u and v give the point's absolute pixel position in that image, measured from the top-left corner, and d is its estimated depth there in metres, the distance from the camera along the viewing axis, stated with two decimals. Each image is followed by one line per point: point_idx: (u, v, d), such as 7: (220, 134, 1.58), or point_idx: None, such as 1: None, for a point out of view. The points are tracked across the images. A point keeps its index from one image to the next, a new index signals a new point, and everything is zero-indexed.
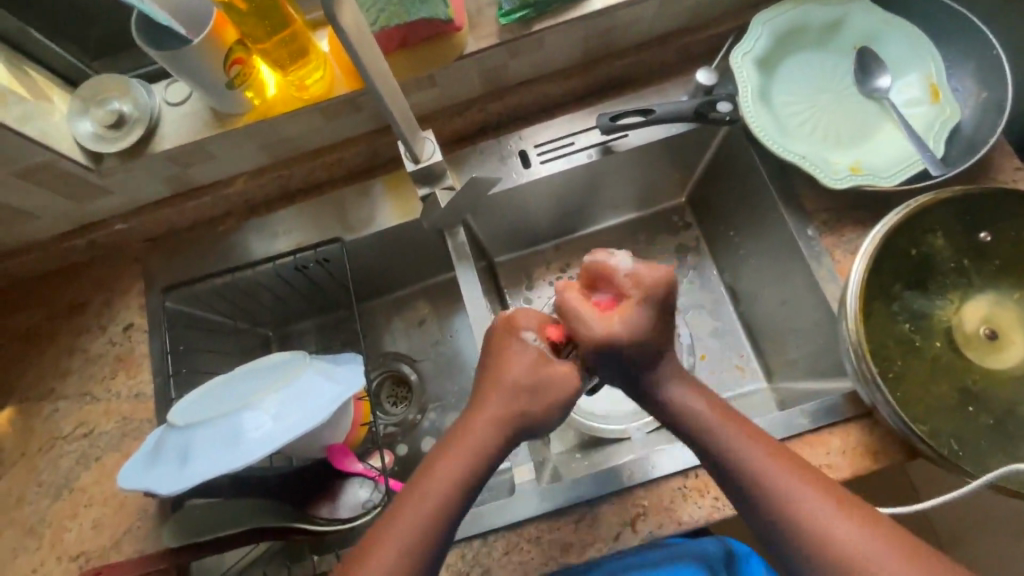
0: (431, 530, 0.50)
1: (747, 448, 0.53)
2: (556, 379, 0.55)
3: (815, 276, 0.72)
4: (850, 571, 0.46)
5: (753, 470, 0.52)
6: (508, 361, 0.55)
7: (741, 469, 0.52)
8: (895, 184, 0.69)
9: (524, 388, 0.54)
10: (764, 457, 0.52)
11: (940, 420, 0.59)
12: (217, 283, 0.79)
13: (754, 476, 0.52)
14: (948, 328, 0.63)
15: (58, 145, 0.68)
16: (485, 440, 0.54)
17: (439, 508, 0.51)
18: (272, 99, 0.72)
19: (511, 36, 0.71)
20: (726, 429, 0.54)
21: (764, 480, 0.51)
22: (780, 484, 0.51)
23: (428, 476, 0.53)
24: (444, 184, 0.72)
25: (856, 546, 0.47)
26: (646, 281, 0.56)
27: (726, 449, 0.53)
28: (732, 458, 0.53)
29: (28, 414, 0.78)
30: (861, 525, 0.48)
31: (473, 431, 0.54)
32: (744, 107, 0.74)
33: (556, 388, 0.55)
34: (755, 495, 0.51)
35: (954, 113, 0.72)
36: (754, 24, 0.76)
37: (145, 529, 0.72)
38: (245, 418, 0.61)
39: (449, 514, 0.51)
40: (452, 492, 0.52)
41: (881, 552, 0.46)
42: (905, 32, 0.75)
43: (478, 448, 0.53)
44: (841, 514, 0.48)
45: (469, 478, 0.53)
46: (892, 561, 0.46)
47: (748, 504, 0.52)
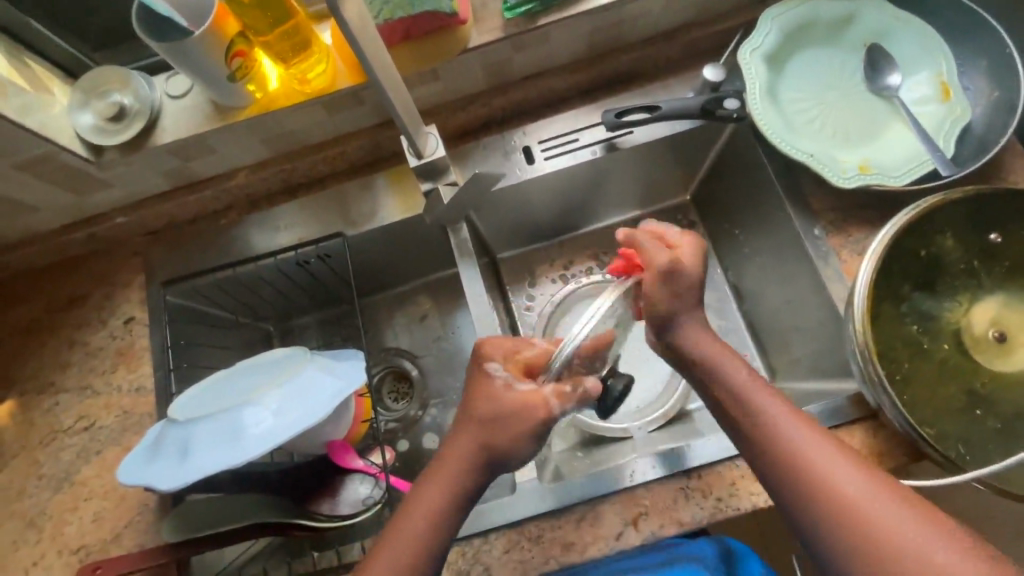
0: (428, 539, 0.56)
1: (775, 412, 0.54)
2: (527, 407, 0.57)
3: (822, 276, 0.72)
4: (864, 528, 0.47)
5: (774, 429, 0.54)
6: (476, 396, 0.59)
7: (762, 429, 0.54)
8: (903, 183, 0.69)
9: (499, 417, 0.57)
10: (786, 417, 0.54)
11: (947, 423, 0.58)
12: (219, 277, 0.79)
13: (779, 440, 0.53)
14: (956, 330, 0.62)
15: (58, 138, 0.67)
16: (465, 461, 0.57)
17: (434, 522, 0.56)
18: (274, 92, 0.71)
19: (517, 30, 0.70)
20: (751, 392, 0.56)
21: (789, 443, 0.52)
22: (806, 447, 0.52)
23: (424, 494, 0.58)
24: (446, 180, 0.72)
25: (869, 507, 0.48)
26: (690, 242, 0.63)
27: (750, 409, 0.55)
28: (754, 416, 0.55)
29: (29, 407, 0.77)
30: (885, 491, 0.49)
31: (458, 452, 0.58)
32: (752, 104, 0.73)
33: (526, 414, 0.57)
34: (774, 453, 0.53)
35: (964, 112, 0.71)
36: (763, 19, 0.74)
37: (145, 523, 0.72)
38: (246, 414, 0.61)
39: (446, 524, 0.57)
40: (445, 507, 0.57)
41: (896, 512, 0.47)
42: (916, 30, 0.74)
43: (470, 467, 0.58)
44: (863, 479, 0.49)
45: (463, 494, 0.58)
46: (906, 520, 0.47)
47: (769, 468, 0.53)
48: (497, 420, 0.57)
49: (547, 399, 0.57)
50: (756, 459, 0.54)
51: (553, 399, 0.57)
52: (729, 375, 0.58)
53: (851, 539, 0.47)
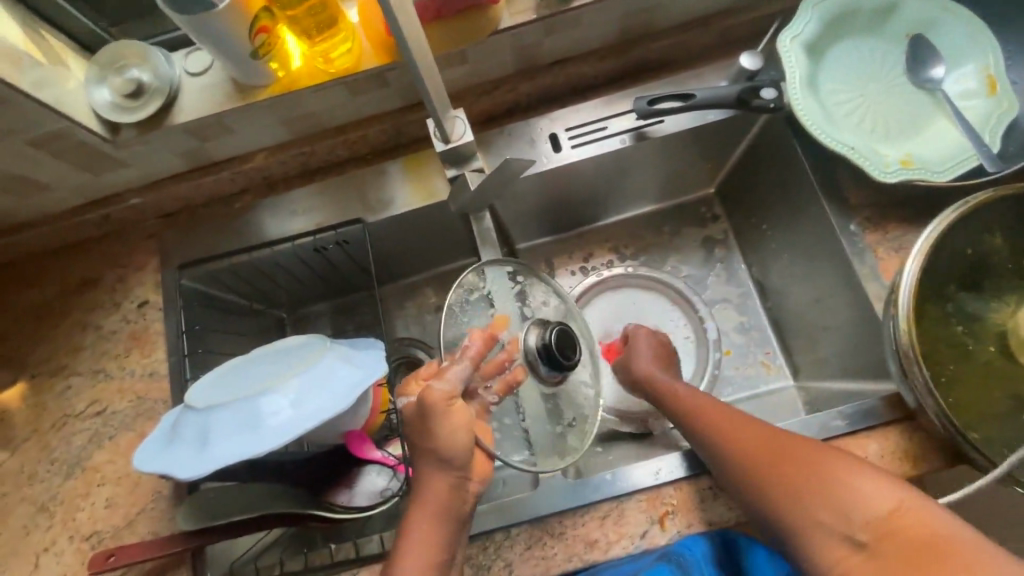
0: (432, 565, 0.55)
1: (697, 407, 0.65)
2: (435, 419, 0.56)
3: (858, 274, 0.69)
4: (797, 494, 0.53)
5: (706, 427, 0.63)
6: (415, 425, 0.58)
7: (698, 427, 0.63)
8: (947, 180, 0.67)
9: (441, 450, 0.56)
10: (714, 416, 0.63)
11: (994, 429, 0.57)
12: (235, 261, 0.77)
13: (702, 425, 0.63)
14: (1001, 332, 0.61)
15: (75, 114, 0.65)
16: (434, 476, 0.57)
17: (431, 550, 0.56)
18: (296, 71, 0.69)
19: (550, 11, 0.67)
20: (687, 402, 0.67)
21: (706, 425, 0.63)
22: (721, 427, 0.61)
23: (411, 529, 0.56)
24: (473, 166, 0.69)
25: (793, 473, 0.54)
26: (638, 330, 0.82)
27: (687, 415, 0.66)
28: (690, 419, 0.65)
29: (40, 390, 0.76)
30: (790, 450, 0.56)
31: (431, 486, 0.57)
32: (791, 94, 0.70)
33: (442, 426, 0.56)
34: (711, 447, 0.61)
35: (1011, 106, 0.68)
36: (805, 6, 0.72)
37: (159, 511, 0.70)
38: (263, 403, 0.59)
39: (442, 549, 0.56)
40: (438, 533, 0.56)
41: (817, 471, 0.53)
42: (963, 19, 0.71)
43: (451, 497, 0.57)
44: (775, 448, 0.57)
45: (452, 516, 0.57)
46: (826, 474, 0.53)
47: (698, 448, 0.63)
48: (443, 454, 0.56)
49: (429, 385, 0.56)
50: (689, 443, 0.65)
51: (440, 381, 0.56)
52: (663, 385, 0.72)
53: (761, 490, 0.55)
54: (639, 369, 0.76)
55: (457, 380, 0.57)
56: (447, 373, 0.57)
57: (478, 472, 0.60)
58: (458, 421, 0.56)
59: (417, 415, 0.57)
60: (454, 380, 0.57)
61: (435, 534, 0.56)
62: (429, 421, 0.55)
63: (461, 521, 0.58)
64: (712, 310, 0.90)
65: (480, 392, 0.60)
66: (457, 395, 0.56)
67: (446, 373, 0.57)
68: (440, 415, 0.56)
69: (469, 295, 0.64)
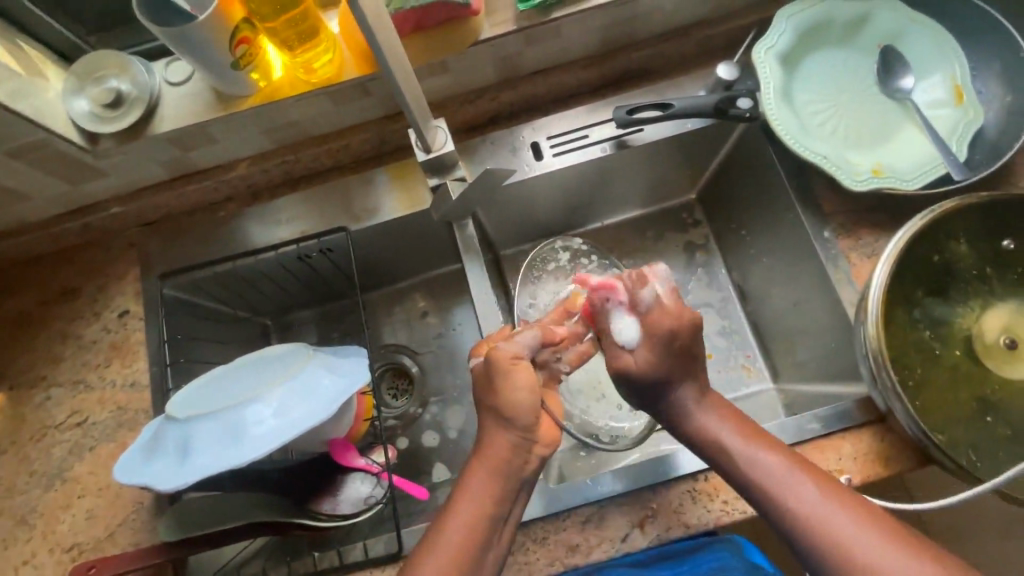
0: (475, 532, 0.54)
1: (764, 458, 0.55)
2: (500, 377, 0.58)
3: (832, 280, 0.71)
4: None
5: (757, 472, 0.55)
6: (494, 388, 0.58)
7: (748, 473, 0.55)
8: (916, 188, 0.69)
9: (504, 408, 0.57)
10: (770, 461, 0.55)
11: (958, 431, 0.59)
12: (218, 270, 0.77)
13: (772, 480, 0.54)
14: (966, 336, 0.63)
15: (53, 124, 0.65)
16: (501, 448, 0.57)
17: (475, 518, 0.54)
18: (278, 81, 0.69)
19: (529, 22, 0.68)
20: (737, 437, 0.57)
21: (764, 472, 0.54)
22: (795, 490, 0.53)
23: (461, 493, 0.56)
24: (455, 175, 0.71)
25: (862, 552, 0.48)
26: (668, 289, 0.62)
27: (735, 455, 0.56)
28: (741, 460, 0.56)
29: (19, 401, 0.75)
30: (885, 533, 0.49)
31: (483, 465, 0.57)
32: (766, 104, 0.72)
33: (507, 386, 0.57)
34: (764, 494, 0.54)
35: (977, 115, 0.70)
36: (778, 18, 0.73)
37: (141, 522, 0.70)
38: (247, 412, 0.60)
39: (491, 512, 0.55)
40: (489, 497, 0.55)
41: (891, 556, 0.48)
42: (930, 30, 0.74)
43: (495, 464, 0.56)
44: (864, 528, 0.50)
45: (513, 476, 0.57)
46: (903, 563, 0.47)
47: (762, 506, 0.54)
48: (506, 414, 0.57)
49: (496, 346, 0.60)
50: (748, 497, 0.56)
51: (506, 344, 0.61)
52: (706, 421, 0.59)
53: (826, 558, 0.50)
54: (672, 385, 0.60)
55: (524, 345, 0.61)
56: (516, 339, 0.62)
57: (544, 435, 0.59)
58: (525, 381, 0.58)
59: (483, 375, 0.60)
60: (520, 345, 0.61)
61: (488, 491, 0.56)
62: (496, 379, 0.58)
63: (516, 487, 0.57)
64: None
65: (552, 361, 0.66)
66: (522, 356, 0.60)
67: (514, 341, 0.61)
68: (506, 372, 0.58)
69: (534, 267, 0.86)
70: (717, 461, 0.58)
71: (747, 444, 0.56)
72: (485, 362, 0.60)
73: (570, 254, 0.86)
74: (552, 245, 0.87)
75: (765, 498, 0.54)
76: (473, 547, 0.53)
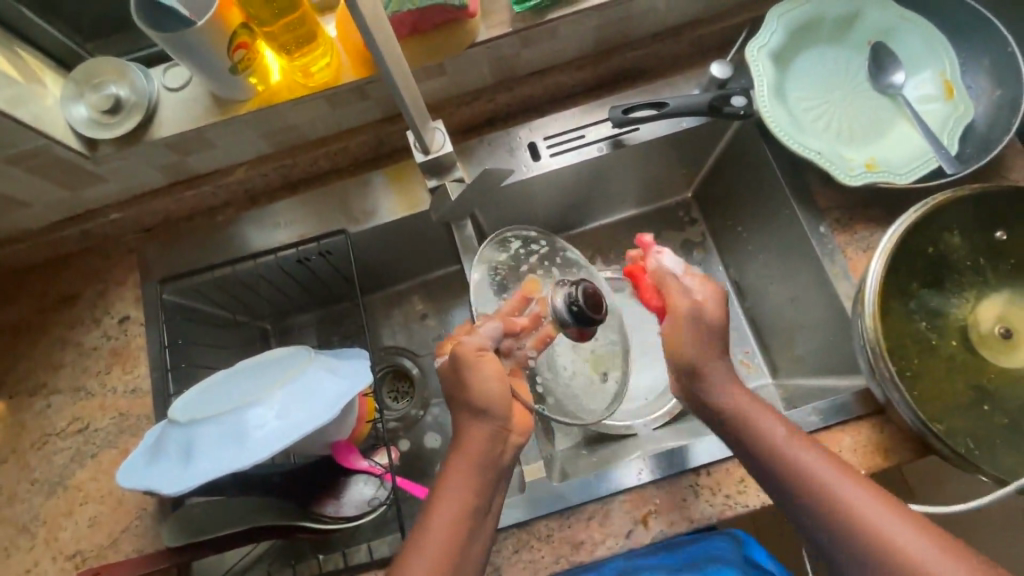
0: (459, 532, 0.54)
1: (801, 453, 0.56)
2: (471, 368, 0.58)
3: (828, 273, 0.72)
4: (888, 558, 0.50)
5: (783, 459, 0.56)
6: (473, 384, 0.57)
7: (774, 461, 0.56)
8: (909, 181, 0.70)
9: (497, 403, 0.57)
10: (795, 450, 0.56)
11: (956, 420, 0.60)
12: (218, 275, 0.77)
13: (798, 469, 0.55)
14: (962, 327, 0.64)
15: (52, 131, 0.65)
16: (480, 443, 0.57)
17: (456, 518, 0.54)
18: (275, 85, 0.70)
19: (525, 24, 0.69)
20: (767, 427, 0.58)
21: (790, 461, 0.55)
22: (832, 484, 0.53)
23: (442, 486, 0.56)
24: (453, 176, 0.72)
25: (887, 535, 0.50)
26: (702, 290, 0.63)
27: (763, 444, 0.57)
28: (768, 449, 0.57)
29: (19, 409, 0.75)
30: (919, 528, 0.50)
31: (460, 462, 0.56)
32: (760, 102, 0.73)
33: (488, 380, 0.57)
34: (788, 482, 0.55)
35: (968, 110, 0.71)
36: (770, 17, 0.74)
37: (144, 527, 0.70)
38: (250, 415, 0.59)
39: (475, 507, 0.55)
40: (472, 493, 0.55)
41: (913, 540, 0.50)
42: (919, 27, 0.75)
43: (486, 463, 0.56)
44: (887, 513, 0.51)
45: (491, 466, 0.57)
46: (923, 546, 0.49)
47: (781, 487, 0.56)
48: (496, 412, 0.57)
49: (460, 339, 0.60)
50: (780, 493, 0.56)
51: (469, 337, 0.60)
52: (745, 412, 0.59)
53: (850, 539, 0.51)
54: (710, 370, 0.60)
55: (489, 336, 0.61)
56: (480, 330, 0.62)
57: (518, 424, 0.60)
58: (494, 370, 0.58)
59: (449, 370, 0.59)
60: (484, 335, 0.61)
61: (465, 487, 0.55)
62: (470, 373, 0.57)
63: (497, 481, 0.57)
64: None
65: (515, 350, 0.65)
66: (486, 347, 0.60)
67: (478, 334, 0.61)
68: (473, 363, 0.58)
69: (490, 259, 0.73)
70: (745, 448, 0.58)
71: (772, 430, 0.57)
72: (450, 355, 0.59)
73: (522, 244, 0.75)
74: (502, 237, 0.74)
75: (804, 493, 0.54)
76: (456, 546, 0.53)
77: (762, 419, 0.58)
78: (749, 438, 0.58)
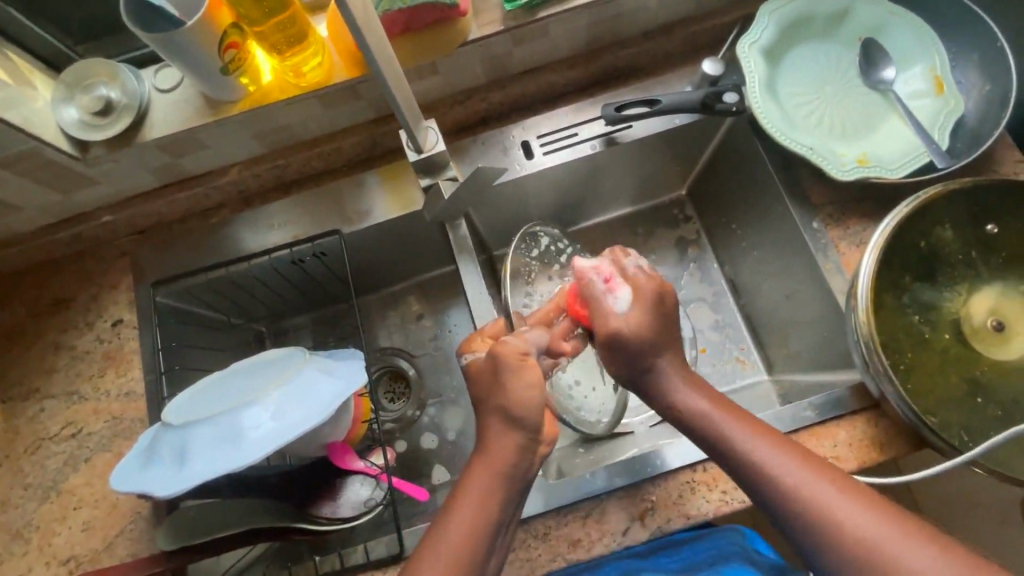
0: (477, 541, 0.52)
1: (758, 446, 0.54)
2: (511, 374, 0.56)
3: (822, 268, 0.72)
4: (855, 550, 0.48)
5: (745, 454, 0.54)
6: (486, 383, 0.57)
7: (736, 456, 0.55)
8: (901, 176, 0.70)
9: (498, 398, 0.57)
10: (756, 444, 0.54)
11: (949, 412, 0.60)
12: (211, 277, 0.76)
13: (760, 462, 0.53)
14: (955, 320, 0.64)
15: (42, 133, 0.65)
16: (507, 453, 0.55)
17: (477, 520, 0.53)
18: (267, 85, 0.70)
19: (517, 22, 0.69)
20: (726, 421, 0.56)
21: (752, 454, 0.54)
22: (787, 476, 0.52)
23: (464, 491, 0.55)
24: (446, 175, 0.71)
25: (854, 526, 0.48)
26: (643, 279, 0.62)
27: (724, 439, 0.55)
28: (730, 443, 0.55)
29: (12, 414, 0.74)
30: (881, 514, 0.49)
31: (481, 473, 0.55)
32: (752, 98, 0.73)
33: (516, 387, 0.55)
34: (753, 476, 0.53)
35: (958, 105, 0.72)
36: (761, 14, 0.75)
37: (139, 531, 0.69)
38: (245, 416, 0.59)
39: (497, 517, 0.54)
40: (493, 495, 0.54)
41: (880, 530, 0.48)
42: (909, 23, 0.75)
43: (481, 464, 0.55)
44: (852, 503, 0.50)
45: (517, 482, 0.55)
46: (890, 536, 0.47)
47: (747, 482, 0.54)
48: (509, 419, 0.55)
49: (504, 341, 0.58)
50: (743, 486, 0.55)
51: (512, 339, 0.58)
52: (701, 407, 0.58)
53: (818, 532, 0.49)
54: (659, 359, 0.60)
55: (532, 342, 0.59)
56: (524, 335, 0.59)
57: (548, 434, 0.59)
58: (532, 380, 0.56)
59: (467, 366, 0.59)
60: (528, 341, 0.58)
61: (487, 495, 0.54)
62: (494, 371, 0.57)
63: (520, 490, 0.56)
64: (689, 309, 0.91)
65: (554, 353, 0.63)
66: (529, 352, 0.58)
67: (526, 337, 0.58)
68: (516, 369, 0.56)
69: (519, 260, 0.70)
70: (708, 441, 0.57)
71: (732, 425, 0.56)
72: (491, 353, 0.57)
73: (550, 240, 0.74)
74: (532, 231, 0.72)
75: (763, 487, 0.53)
76: (474, 545, 0.52)
77: (718, 414, 0.57)
78: (705, 431, 0.57)
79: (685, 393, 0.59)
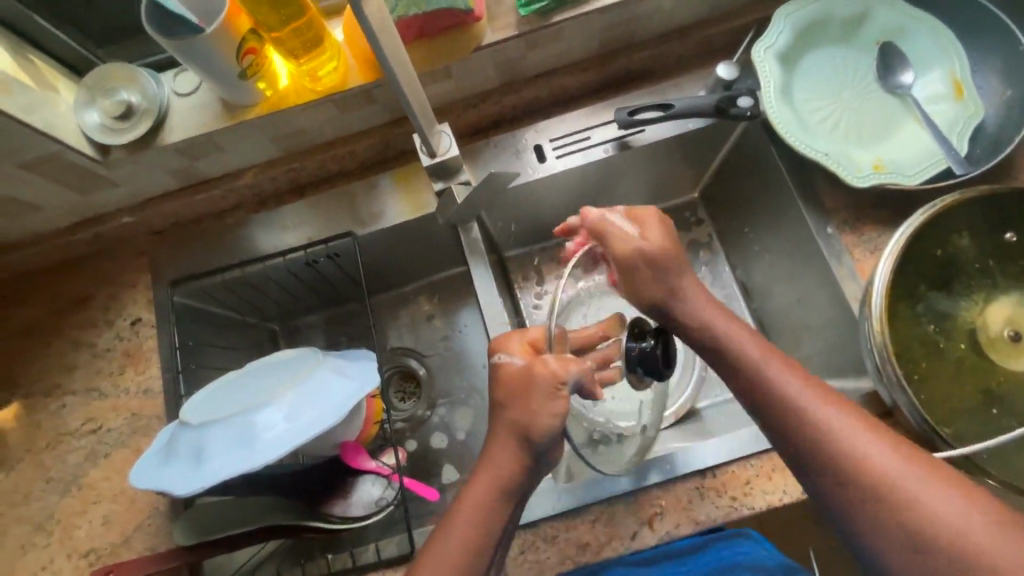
0: (477, 543, 0.54)
1: (787, 380, 0.54)
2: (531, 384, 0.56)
3: (835, 275, 0.71)
4: (872, 480, 0.48)
5: (773, 388, 0.54)
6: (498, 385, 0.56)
7: (766, 388, 0.55)
8: (917, 183, 0.69)
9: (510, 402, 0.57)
10: (786, 380, 0.54)
11: (963, 423, 0.59)
12: (228, 277, 0.78)
13: (789, 396, 0.54)
14: (971, 329, 0.63)
15: (65, 136, 0.66)
16: (509, 458, 0.55)
17: (475, 531, 0.54)
18: (284, 90, 0.71)
19: (530, 27, 0.69)
20: (761, 359, 0.56)
21: (779, 388, 0.54)
22: (813, 409, 0.52)
23: (466, 492, 0.56)
24: (459, 179, 0.71)
25: (874, 459, 0.49)
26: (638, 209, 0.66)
27: (756, 372, 0.56)
28: (761, 379, 0.55)
29: (35, 409, 0.76)
30: (901, 452, 0.49)
31: (481, 478, 0.55)
32: (766, 103, 0.73)
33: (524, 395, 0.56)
34: (780, 408, 0.54)
35: (978, 110, 0.71)
36: (776, 18, 0.74)
37: (156, 526, 0.71)
38: (258, 419, 0.60)
39: (501, 518, 0.55)
40: (489, 503, 0.55)
41: (902, 468, 0.48)
42: (928, 28, 0.74)
43: (483, 473, 0.56)
44: (873, 442, 0.50)
45: (509, 489, 0.55)
46: (912, 474, 0.48)
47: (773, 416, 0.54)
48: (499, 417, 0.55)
49: (545, 364, 0.54)
50: (763, 418, 0.55)
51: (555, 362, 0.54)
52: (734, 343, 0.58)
53: (840, 465, 0.50)
54: (679, 280, 0.62)
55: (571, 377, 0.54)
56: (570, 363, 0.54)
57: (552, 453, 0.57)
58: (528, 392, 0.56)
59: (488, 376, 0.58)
60: (569, 373, 0.54)
61: (486, 497, 0.55)
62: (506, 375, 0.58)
63: (521, 495, 0.56)
64: None
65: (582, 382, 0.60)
66: (565, 387, 0.54)
67: (569, 363, 0.54)
68: (546, 395, 0.53)
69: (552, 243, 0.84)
70: (739, 376, 0.57)
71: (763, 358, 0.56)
72: (528, 364, 0.55)
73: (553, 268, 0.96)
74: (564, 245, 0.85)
75: (789, 419, 0.53)
76: (474, 554, 0.53)
77: (749, 347, 0.58)
78: (732, 365, 0.58)
79: (716, 323, 0.60)
